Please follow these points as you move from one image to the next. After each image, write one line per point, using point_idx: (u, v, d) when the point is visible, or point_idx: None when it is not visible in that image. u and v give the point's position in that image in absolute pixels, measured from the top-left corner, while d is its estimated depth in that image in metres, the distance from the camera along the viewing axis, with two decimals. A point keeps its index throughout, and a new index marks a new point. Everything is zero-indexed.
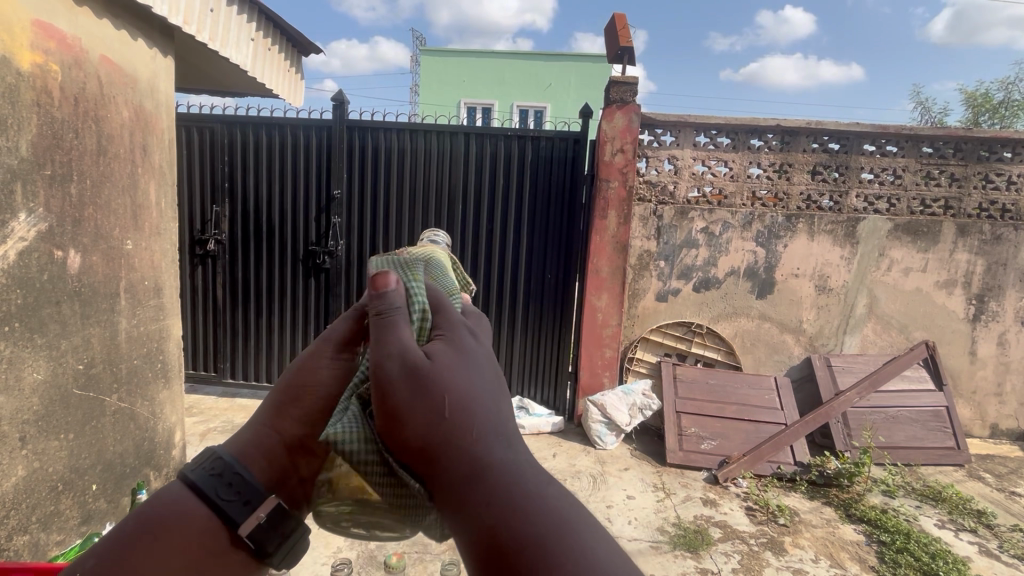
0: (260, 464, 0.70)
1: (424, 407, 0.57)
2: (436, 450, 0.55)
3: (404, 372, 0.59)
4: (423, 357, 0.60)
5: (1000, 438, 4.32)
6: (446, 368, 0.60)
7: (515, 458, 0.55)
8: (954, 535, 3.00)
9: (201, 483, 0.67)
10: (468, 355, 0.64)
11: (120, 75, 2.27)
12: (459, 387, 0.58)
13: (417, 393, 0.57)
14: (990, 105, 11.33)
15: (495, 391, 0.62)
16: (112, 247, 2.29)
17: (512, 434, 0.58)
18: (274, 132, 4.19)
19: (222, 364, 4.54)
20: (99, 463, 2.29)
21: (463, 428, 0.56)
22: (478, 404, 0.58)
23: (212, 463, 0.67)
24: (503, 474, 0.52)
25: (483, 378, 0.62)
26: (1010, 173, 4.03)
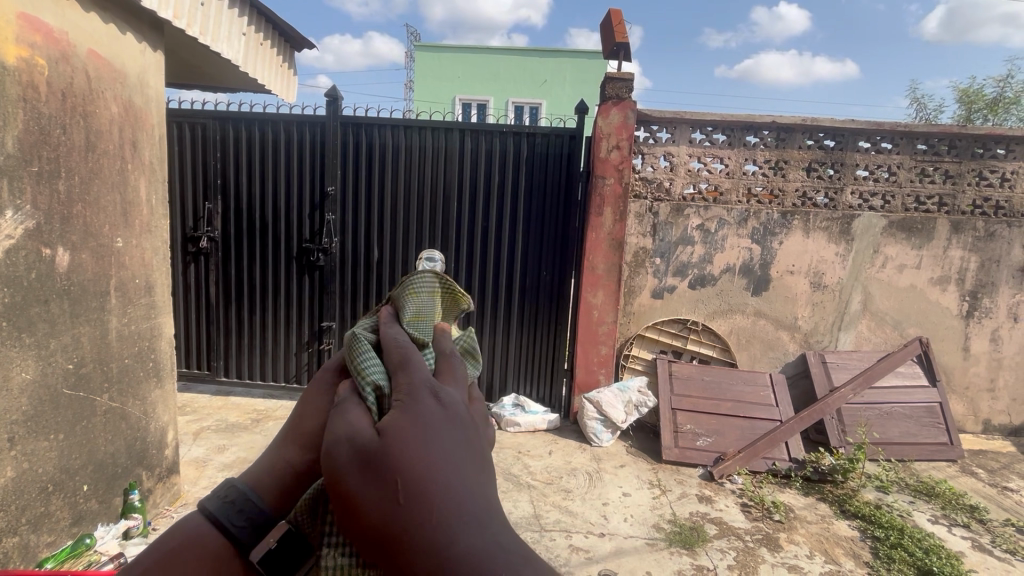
0: (273, 490, 0.75)
1: (376, 489, 0.53)
2: (396, 537, 0.51)
3: (353, 462, 0.55)
4: (372, 438, 0.56)
5: (993, 434, 4.36)
6: (406, 437, 0.54)
7: (488, 529, 0.52)
8: (948, 530, 3.01)
9: (217, 512, 0.73)
10: (432, 417, 0.57)
11: (110, 70, 2.23)
12: (413, 470, 0.52)
13: (369, 480, 0.53)
14: (985, 102, 11.43)
15: (464, 448, 0.56)
16: (102, 245, 2.25)
17: (482, 504, 0.53)
18: (267, 128, 4.15)
19: (215, 363, 4.50)
20: (90, 463, 2.27)
21: (417, 509, 0.51)
22: (438, 489, 0.52)
23: (229, 493, 0.74)
24: (465, 560, 0.49)
25: (453, 439, 0.56)
26: (1004, 170, 4.03)
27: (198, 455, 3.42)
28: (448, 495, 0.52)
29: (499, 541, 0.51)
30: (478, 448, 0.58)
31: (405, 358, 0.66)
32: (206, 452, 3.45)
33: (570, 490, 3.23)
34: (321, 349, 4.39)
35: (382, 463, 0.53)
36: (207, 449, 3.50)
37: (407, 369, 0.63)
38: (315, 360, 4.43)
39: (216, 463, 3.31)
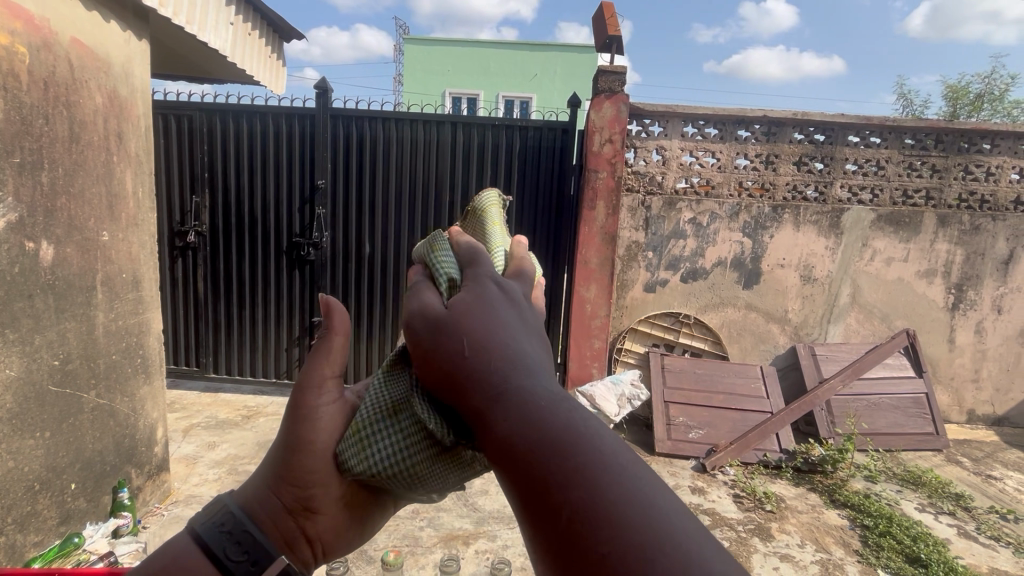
0: (265, 522, 0.72)
1: (441, 349, 0.54)
2: (457, 390, 0.52)
3: (429, 321, 0.56)
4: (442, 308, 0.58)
5: (977, 423, 4.44)
6: (467, 306, 0.56)
7: (541, 378, 0.51)
8: (934, 518, 3.07)
9: (210, 539, 0.72)
10: (496, 302, 0.58)
11: (93, 59, 2.17)
12: (482, 333, 0.54)
13: (435, 344, 0.55)
14: (968, 98, 11.68)
15: (529, 334, 0.56)
16: (87, 239, 2.20)
17: (533, 359, 0.53)
18: (256, 120, 4.09)
19: (204, 359, 4.44)
20: (77, 461, 2.22)
21: (474, 360, 0.52)
22: (506, 351, 0.52)
23: (223, 520, 0.73)
24: (516, 398, 0.49)
25: (517, 322, 0.57)
26: (989, 164, 4.08)
27: (189, 452, 3.37)
28: (515, 359, 0.52)
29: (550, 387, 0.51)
30: (540, 339, 0.58)
31: (473, 254, 0.66)
32: (196, 449, 3.41)
33: None
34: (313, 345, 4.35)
35: (455, 326, 0.55)
36: (197, 445, 3.46)
37: (473, 264, 0.65)
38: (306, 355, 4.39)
39: (207, 460, 3.27)
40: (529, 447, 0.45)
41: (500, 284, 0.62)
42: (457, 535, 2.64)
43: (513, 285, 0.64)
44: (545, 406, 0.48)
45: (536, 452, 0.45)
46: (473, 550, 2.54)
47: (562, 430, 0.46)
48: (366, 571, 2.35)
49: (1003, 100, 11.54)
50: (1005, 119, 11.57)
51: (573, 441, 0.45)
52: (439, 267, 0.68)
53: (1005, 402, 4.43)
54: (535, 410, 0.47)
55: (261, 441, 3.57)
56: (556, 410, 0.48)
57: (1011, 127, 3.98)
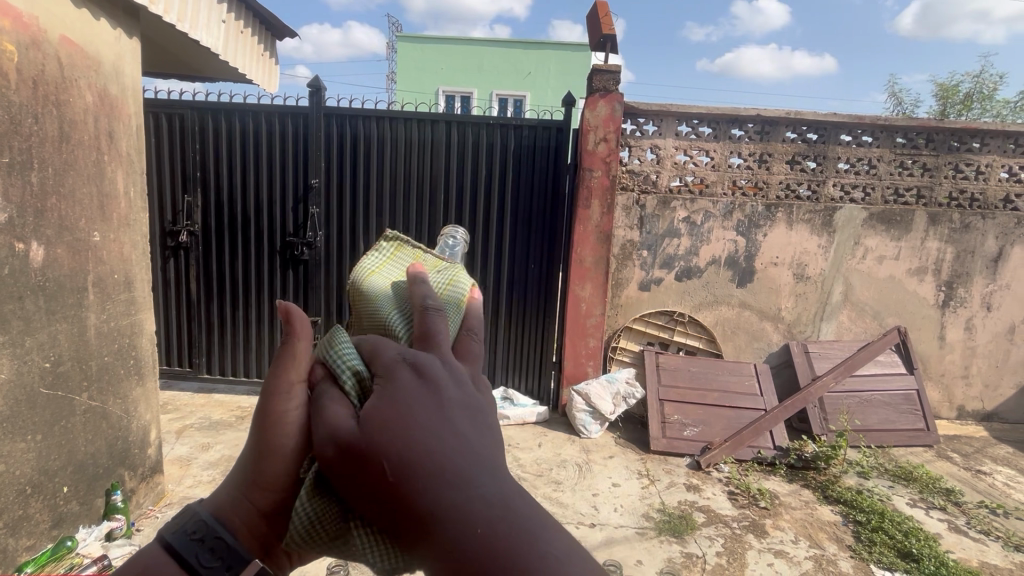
0: (239, 527, 0.68)
1: (363, 472, 0.50)
2: (384, 509, 0.50)
3: (342, 441, 0.53)
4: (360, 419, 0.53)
5: (967, 419, 4.50)
6: (389, 413, 0.52)
7: (481, 483, 0.50)
8: (925, 513, 3.11)
9: (180, 546, 0.68)
10: (409, 398, 0.53)
11: (83, 57, 2.14)
12: (397, 450, 0.50)
13: (351, 460, 0.51)
14: (958, 97, 11.84)
15: (457, 426, 0.53)
16: (78, 239, 2.18)
17: (471, 460, 0.51)
18: (248, 119, 4.05)
19: (197, 359, 4.41)
20: (69, 464, 2.20)
21: (405, 481, 0.49)
22: (431, 464, 0.49)
23: (194, 527, 0.69)
24: (457, 517, 0.47)
25: (435, 416, 0.52)
26: (979, 163, 4.13)
27: (183, 453, 3.35)
28: (442, 469, 0.49)
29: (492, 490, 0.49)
30: (470, 418, 0.54)
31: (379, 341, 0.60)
32: (190, 451, 3.39)
33: (560, 482, 3.24)
34: None
35: (369, 445, 0.51)
36: (191, 447, 3.44)
37: (380, 349, 0.58)
38: None
39: (201, 461, 3.25)
40: (476, 571, 0.45)
41: (414, 364, 0.56)
42: None
43: (431, 358, 0.58)
44: (489, 521, 0.47)
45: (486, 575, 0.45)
46: None
47: (506, 551, 0.46)
48: (364, 572, 2.35)
49: (992, 99, 11.70)
50: (993, 118, 11.72)
51: (511, 562, 0.45)
52: (339, 359, 0.59)
53: (995, 398, 4.48)
54: (479, 534, 0.47)
55: None
56: (499, 524, 0.47)
57: (1000, 126, 4.03)
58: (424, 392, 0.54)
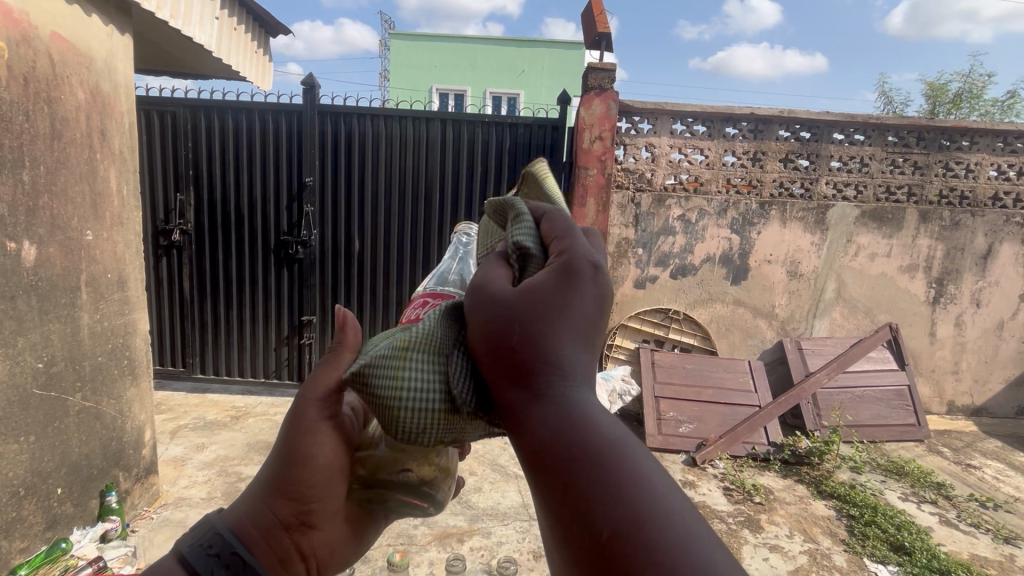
0: (257, 543, 0.72)
1: (492, 344, 0.55)
2: (510, 382, 0.54)
3: (496, 307, 0.56)
4: (514, 289, 0.56)
5: (957, 414, 4.56)
6: (536, 293, 0.54)
7: (591, 394, 0.53)
8: (917, 507, 3.15)
9: (196, 561, 0.70)
10: (570, 293, 0.55)
11: (75, 54, 2.12)
12: (548, 336, 0.53)
13: (495, 328, 0.55)
14: (948, 96, 12.02)
15: (595, 335, 0.55)
16: (70, 238, 2.15)
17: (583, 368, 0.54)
18: (241, 117, 4.02)
19: (191, 359, 4.37)
20: (63, 466, 2.18)
21: (531, 366, 0.53)
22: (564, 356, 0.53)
23: (211, 541, 0.72)
24: (561, 412, 0.51)
25: (585, 317, 0.55)
26: (969, 161, 4.18)
27: (177, 454, 3.33)
28: (571, 368, 0.53)
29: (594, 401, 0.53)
30: (606, 337, 0.57)
31: (568, 234, 0.62)
32: (184, 451, 3.36)
33: None
34: (302, 343, 4.31)
35: (525, 319, 0.54)
36: (185, 447, 3.42)
37: (563, 241, 0.61)
38: (296, 354, 4.35)
39: (196, 462, 3.23)
40: (573, 463, 0.49)
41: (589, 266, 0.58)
42: (452, 533, 2.65)
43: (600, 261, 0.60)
44: (588, 428, 0.51)
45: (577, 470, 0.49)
46: (469, 547, 2.54)
47: (600, 458, 0.49)
48: (362, 572, 2.35)
49: (981, 99, 11.86)
50: (982, 118, 11.87)
51: (614, 471, 0.49)
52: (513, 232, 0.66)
53: (984, 393, 4.55)
54: (579, 431, 0.50)
55: (251, 441, 3.53)
56: (597, 430, 0.51)
57: (989, 125, 4.07)
58: (589, 294, 0.56)
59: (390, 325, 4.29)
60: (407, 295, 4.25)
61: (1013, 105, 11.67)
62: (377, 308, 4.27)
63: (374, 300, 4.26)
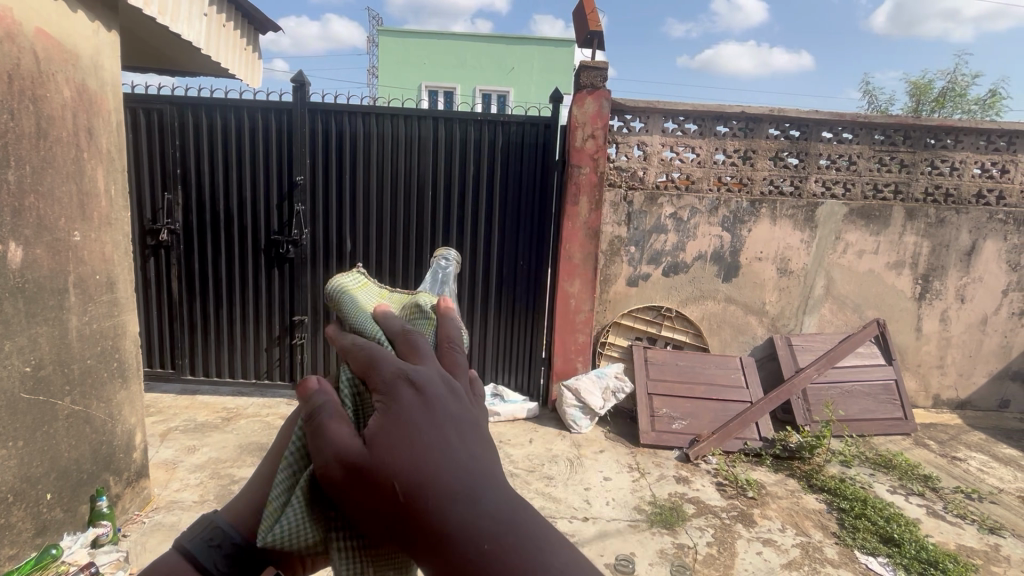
0: (259, 530, 0.72)
1: (374, 493, 0.48)
2: (395, 523, 0.48)
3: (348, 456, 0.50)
4: (360, 445, 0.51)
5: (942, 407, 4.65)
6: (376, 441, 0.50)
7: (481, 495, 0.48)
8: (905, 499, 3.21)
9: (198, 551, 0.71)
10: (411, 410, 0.51)
11: (60, 51, 2.07)
12: (408, 463, 0.48)
13: (359, 477, 0.49)
14: (933, 95, 12.28)
15: (461, 436, 0.51)
16: (57, 239, 2.11)
17: (479, 472, 0.50)
18: (230, 114, 3.97)
19: (180, 361, 4.32)
20: (52, 470, 2.14)
21: (407, 499, 0.47)
22: (438, 474, 0.48)
23: (212, 534, 0.72)
24: (463, 536, 0.45)
25: (437, 427, 0.51)
26: (953, 160, 4.25)
27: (168, 456, 3.29)
28: (449, 482, 0.48)
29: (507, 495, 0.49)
30: (470, 430, 0.53)
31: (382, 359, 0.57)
32: (175, 454, 3.32)
33: (552, 477, 3.26)
34: (293, 344, 4.27)
35: (380, 457, 0.49)
36: (176, 450, 3.37)
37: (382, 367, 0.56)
38: (287, 355, 4.31)
39: (187, 464, 3.19)
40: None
41: (413, 380, 0.54)
42: None
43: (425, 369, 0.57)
44: (499, 529, 0.46)
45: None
46: None
47: (515, 568, 0.43)
48: None
49: (965, 96, 12.07)
50: (966, 117, 12.08)
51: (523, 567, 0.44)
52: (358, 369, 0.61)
53: (968, 386, 4.64)
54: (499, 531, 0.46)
55: (243, 443, 3.50)
56: (511, 530, 0.46)
57: (973, 124, 4.15)
58: (428, 402, 0.52)
59: None
60: None
61: (996, 104, 11.88)
62: None
63: None
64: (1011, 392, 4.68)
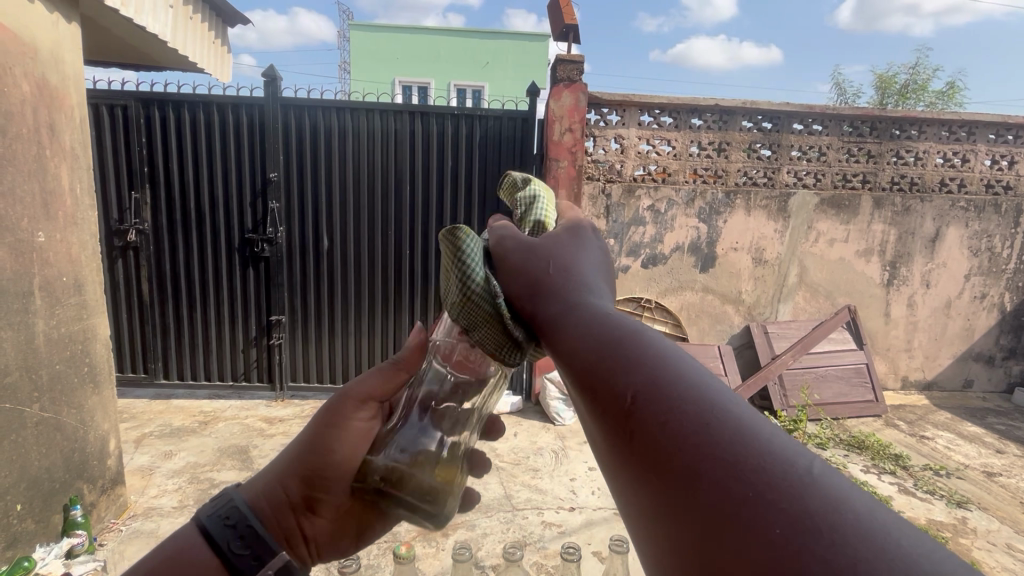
0: (272, 519, 0.86)
1: (539, 289, 0.72)
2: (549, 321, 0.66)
3: (530, 270, 0.75)
4: (538, 253, 0.78)
5: (910, 389, 4.83)
6: (545, 264, 0.75)
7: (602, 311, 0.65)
8: (877, 478, 3.33)
9: (213, 529, 0.83)
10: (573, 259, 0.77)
11: (17, 43, 1.98)
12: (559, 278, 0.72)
13: (534, 293, 0.72)
14: (896, 89, 12.72)
15: (596, 286, 0.72)
16: (20, 240, 2.03)
17: (599, 301, 0.68)
18: (199, 110, 3.86)
19: (153, 365, 4.21)
20: (22, 480, 2.07)
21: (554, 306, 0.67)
22: (573, 293, 0.68)
23: (228, 514, 0.84)
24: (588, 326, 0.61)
25: (586, 274, 0.74)
26: (917, 150, 4.40)
27: (144, 463, 3.20)
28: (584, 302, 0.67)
29: (592, 306, 0.66)
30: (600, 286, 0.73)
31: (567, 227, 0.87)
32: (151, 460, 3.23)
33: (538, 469, 3.28)
34: (271, 344, 4.20)
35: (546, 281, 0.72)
36: (152, 456, 3.28)
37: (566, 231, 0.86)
38: (265, 356, 4.23)
39: (164, 470, 3.11)
40: (594, 350, 0.57)
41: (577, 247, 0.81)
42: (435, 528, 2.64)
43: (590, 247, 0.83)
44: (618, 323, 0.61)
45: (591, 386, 0.55)
46: (453, 540, 2.55)
47: (629, 351, 0.55)
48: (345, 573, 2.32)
49: (927, 90, 12.61)
50: (930, 109, 12.55)
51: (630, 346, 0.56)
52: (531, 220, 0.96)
53: (934, 368, 4.83)
54: (579, 340, 0.60)
55: (222, 447, 3.43)
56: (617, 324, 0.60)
57: (935, 115, 4.30)
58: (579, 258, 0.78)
59: (363, 322, 4.22)
60: (378, 292, 4.18)
61: (955, 95, 12.33)
62: (348, 305, 4.19)
63: (345, 297, 4.18)
64: (973, 372, 4.89)
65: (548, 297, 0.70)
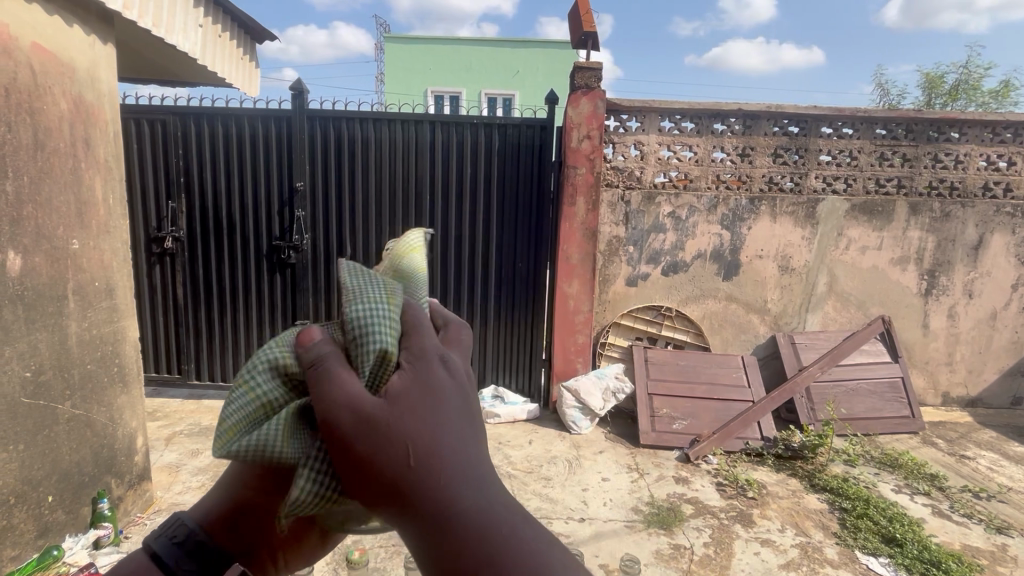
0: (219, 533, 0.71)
1: (390, 467, 0.50)
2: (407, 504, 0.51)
3: (374, 440, 0.50)
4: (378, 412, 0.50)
5: (952, 405, 4.56)
6: (400, 422, 0.51)
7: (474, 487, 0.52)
8: (910, 499, 3.15)
9: (164, 551, 0.72)
10: (437, 387, 0.54)
11: (57, 64, 2.13)
12: (419, 438, 0.51)
13: (382, 464, 0.50)
14: (944, 89, 12.14)
15: (464, 427, 0.54)
16: (56, 247, 2.16)
17: (469, 459, 0.53)
18: (230, 123, 4.05)
19: (185, 366, 4.40)
20: (53, 473, 2.20)
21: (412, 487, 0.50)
22: (440, 461, 0.51)
23: (174, 532, 0.73)
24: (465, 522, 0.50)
25: (453, 414, 0.53)
26: (958, 152, 4.18)
27: (171, 460, 3.34)
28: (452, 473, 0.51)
29: (472, 496, 0.51)
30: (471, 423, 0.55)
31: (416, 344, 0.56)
32: (178, 457, 3.37)
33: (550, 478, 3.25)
34: None
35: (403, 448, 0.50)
36: (180, 454, 3.42)
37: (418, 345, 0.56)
38: None
39: (190, 468, 3.23)
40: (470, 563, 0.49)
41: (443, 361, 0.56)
42: None
43: (452, 355, 0.58)
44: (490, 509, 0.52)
45: None
46: None
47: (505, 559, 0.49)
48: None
49: (980, 88, 11.94)
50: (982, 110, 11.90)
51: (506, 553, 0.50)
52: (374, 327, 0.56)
53: (979, 384, 4.55)
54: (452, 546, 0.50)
55: None
56: (493, 515, 0.51)
57: (977, 116, 4.08)
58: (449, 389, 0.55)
59: None
60: None
61: (1008, 93, 11.67)
62: None
63: None
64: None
65: (408, 473, 0.50)
